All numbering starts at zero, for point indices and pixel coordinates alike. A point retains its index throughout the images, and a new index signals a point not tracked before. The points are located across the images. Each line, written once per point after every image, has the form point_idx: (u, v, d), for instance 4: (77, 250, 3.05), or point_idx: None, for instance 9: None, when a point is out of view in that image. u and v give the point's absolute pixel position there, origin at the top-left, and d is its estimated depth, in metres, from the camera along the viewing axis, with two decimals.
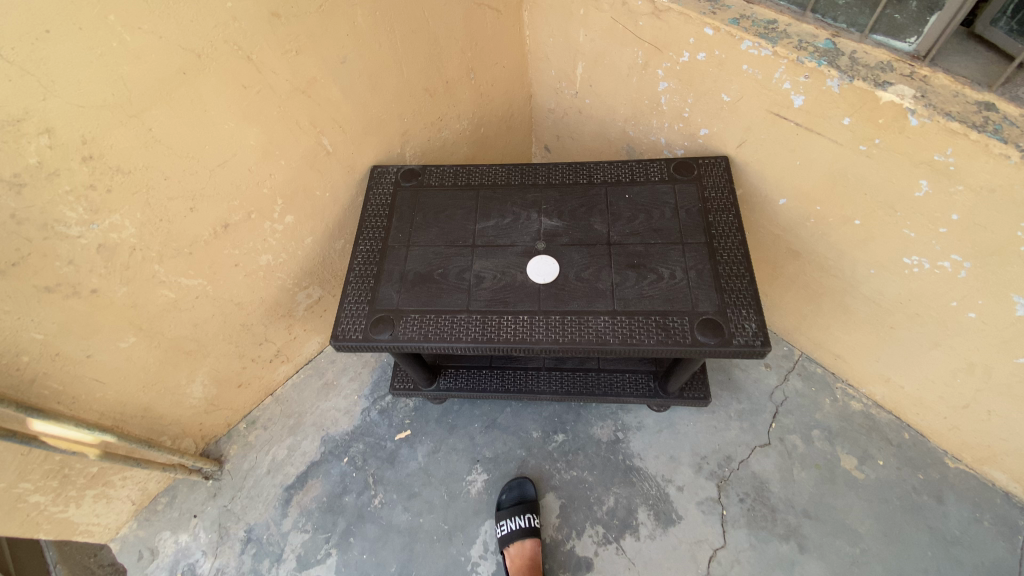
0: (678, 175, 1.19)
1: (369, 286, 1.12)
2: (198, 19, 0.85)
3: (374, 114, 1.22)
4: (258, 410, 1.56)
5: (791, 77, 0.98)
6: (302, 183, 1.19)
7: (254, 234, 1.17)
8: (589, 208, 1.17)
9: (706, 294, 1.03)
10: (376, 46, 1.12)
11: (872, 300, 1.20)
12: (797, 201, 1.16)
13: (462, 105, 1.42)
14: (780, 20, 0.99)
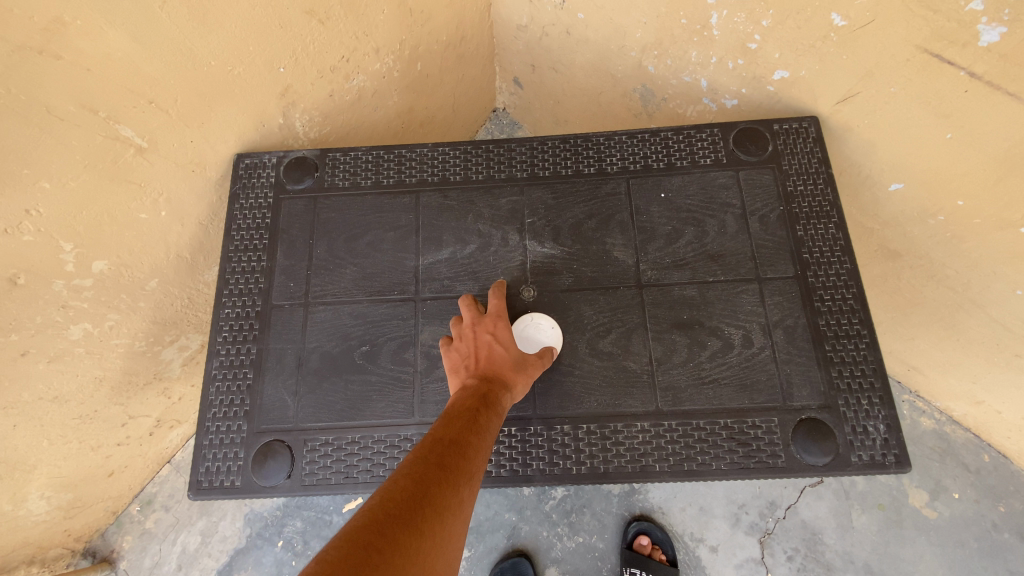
0: (743, 153, 0.73)
1: (245, 386, 0.68)
2: None
3: (214, 71, 0.69)
4: (154, 485, 1.15)
5: None
6: (107, 206, 0.68)
7: (42, 305, 0.68)
8: (602, 219, 0.72)
9: (802, 375, 0.64)
10: None
11: (1000, 322, 0.83)
12: (921, 190, 0.74)
13: (383, 31, 0.86)
14: None
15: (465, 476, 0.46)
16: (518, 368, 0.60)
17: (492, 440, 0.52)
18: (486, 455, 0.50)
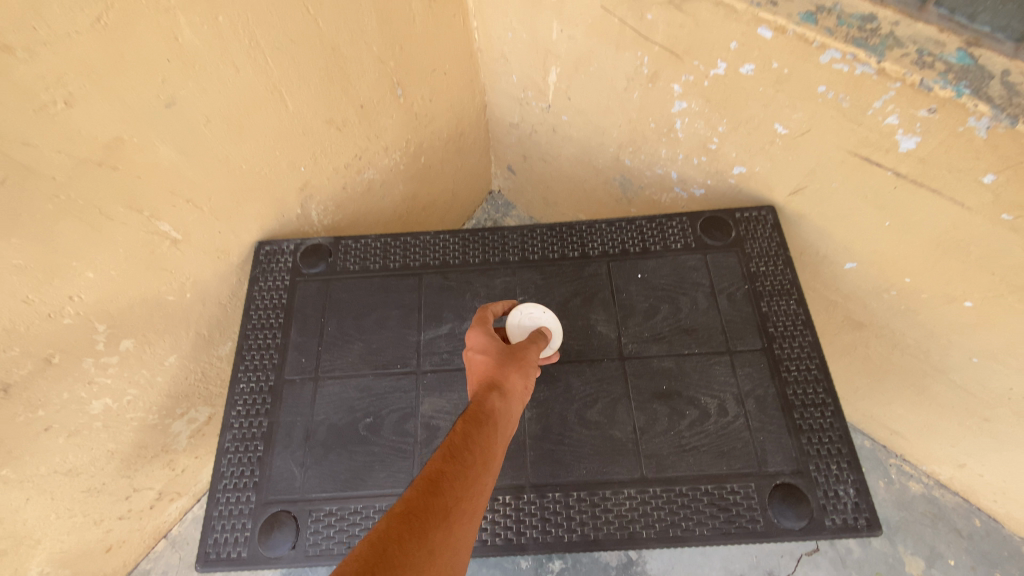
0: (709, 238, 0.82)
1: (255, 458, 0.72)
2: None
3: (243, 174, 0.79)
4: (148, 561, 1.14)
5: (903, 109, 0.63)
6: (139, 292, 0.76)
7: (70, 382, 0.74)
8: (587, 297, 0.80)
9: (775, 442, 0.69)
10: (226, 76, 0.68)
11: (964, 388, 0.89)
12: (873, 268, 0.83)
13: (390, 133, 0.98)
14: (883, 18, 0.62)
15: (439, 508, 0.44)
16: (500, 370, 0.61)
17: (477, 458, 0.51)
18: (466, 483, 0.48)
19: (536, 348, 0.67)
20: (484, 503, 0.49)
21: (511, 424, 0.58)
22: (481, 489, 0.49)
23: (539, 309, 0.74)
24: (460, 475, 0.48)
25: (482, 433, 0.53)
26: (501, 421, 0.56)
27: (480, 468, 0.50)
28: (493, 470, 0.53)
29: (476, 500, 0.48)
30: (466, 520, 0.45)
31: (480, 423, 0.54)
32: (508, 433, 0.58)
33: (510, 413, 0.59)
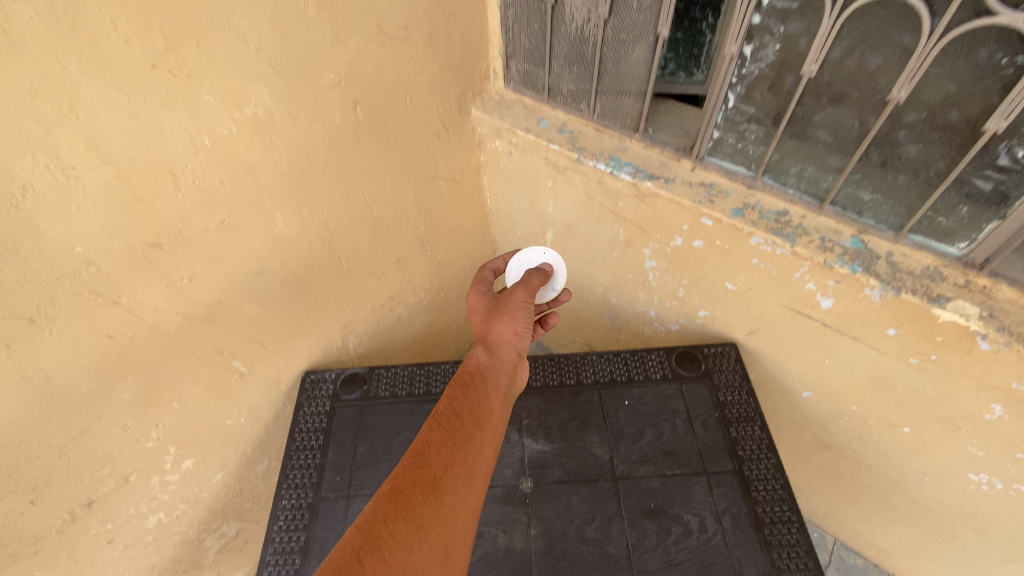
0: (683, 371, 0.98)
1: (292, 571, 0.82)
2: (29, 278, 0.60)
3: (300, 318, 0.98)
4: None
5: (817, 278, 0.82)
6: (206, 417, 0.90)
7: (136, 498, 0.86)
8: (583, 422, 0.94)
9: (749, 556, 0.79)
10: (302, 250, 0.90)
11: (927, 506, 0.99)
12: (825, 396, 0.98)
13: (417, 278, 1.21)
14: (792, 212, 0.84)
15: (421, 480, 0.55)
16: (487, 333, 0.73)
17: (464, 414, 0.62)
18: (451, 447, 0.59)
19: (524, 293, 0.78)
20: (482, 458, 0.60)
21: (507, 370, 0.70)
22: (472, 444, 0.60)
23: (538, 249, 0.90)
24: (445, 441, 0.59)
25: (467, 392, 0.65)
26: (491, 377, 0.68)
27: (467, 424, 0.61)
28: (488, 419, 0.64)
29: (467, 460, 0.59)
30: (455, 481, 0.56)
31: (467, 386, 0.66)
32: (506, 377, 0.70)
33: (502, 362, 0.71)
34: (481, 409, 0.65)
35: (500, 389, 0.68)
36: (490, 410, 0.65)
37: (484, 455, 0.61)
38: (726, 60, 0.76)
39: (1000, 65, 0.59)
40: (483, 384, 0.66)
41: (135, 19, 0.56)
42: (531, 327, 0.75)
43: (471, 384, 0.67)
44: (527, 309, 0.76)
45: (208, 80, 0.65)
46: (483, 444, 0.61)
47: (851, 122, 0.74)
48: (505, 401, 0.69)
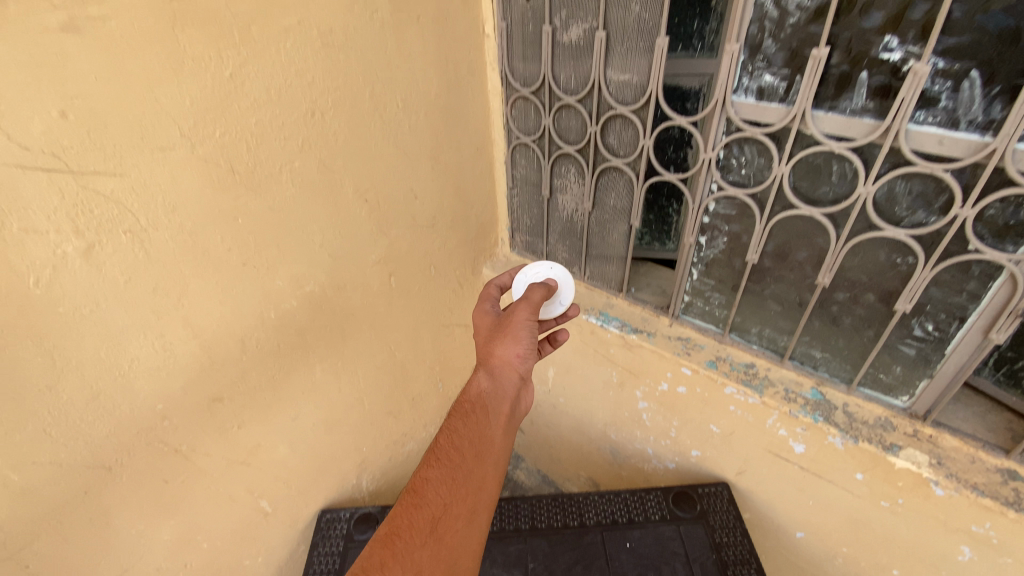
0: (680, 511, 1.04)
1: None
2: (117, 431, 0.72)
3: (325, 456, 1.08)
4: None
5: (787, 425, 0.94)
6: (230, 557, 0.96)
7: None
8: (586, 565, 0.98)
9: None
10: (333, 394, 1.04)
11: None
12: (817, 537, 1.02)
13: (429, 413, 1.34)
14: (758, 365, 0.99)
15: (416, 522, 0.60)
16: (489, 359, 0.77)
17: (461, 444, 0.67)
18: (446, 482, 0.63)
19: (526, 309, 0.83)
20: (484, 491, 0.65)
21: (510, 396, 0.74)
22: (471, 479, 0.65)
23: (546, 263, 0.98)
24: (443, 480, 0.64)
25: (467, 424, 0.69)
26: (494, 406, 0.72)
27: (468, 457, 0.66)
28: (490, 450, 0.68)
29: (467, 498, 0.63)
30: (454, 520, 0.61)
31: (469, 414, 0.71)
32: (509, 402, 0.74)
33: (505, 386, 0.75)
34: (482, 439, 0.69)
35: (503, 414, 0.72)
36: (492, 438, 0.69)
37: (487, 487, 0.65)
38: (687, 246, 0.97)
39: (896, 263, 0.76)
40: (484, 411, 0.71)
41: (236, 234, 0.77)
42: (534, 343, 0.80)
43: (472, 413, 0.71)
44: (530, 328, 0.81)
45: (281, 269, 0.85)
46: (484, 473, 0.66)
47: (790, 296, 0.90)
48: (511, 425, 0.74)
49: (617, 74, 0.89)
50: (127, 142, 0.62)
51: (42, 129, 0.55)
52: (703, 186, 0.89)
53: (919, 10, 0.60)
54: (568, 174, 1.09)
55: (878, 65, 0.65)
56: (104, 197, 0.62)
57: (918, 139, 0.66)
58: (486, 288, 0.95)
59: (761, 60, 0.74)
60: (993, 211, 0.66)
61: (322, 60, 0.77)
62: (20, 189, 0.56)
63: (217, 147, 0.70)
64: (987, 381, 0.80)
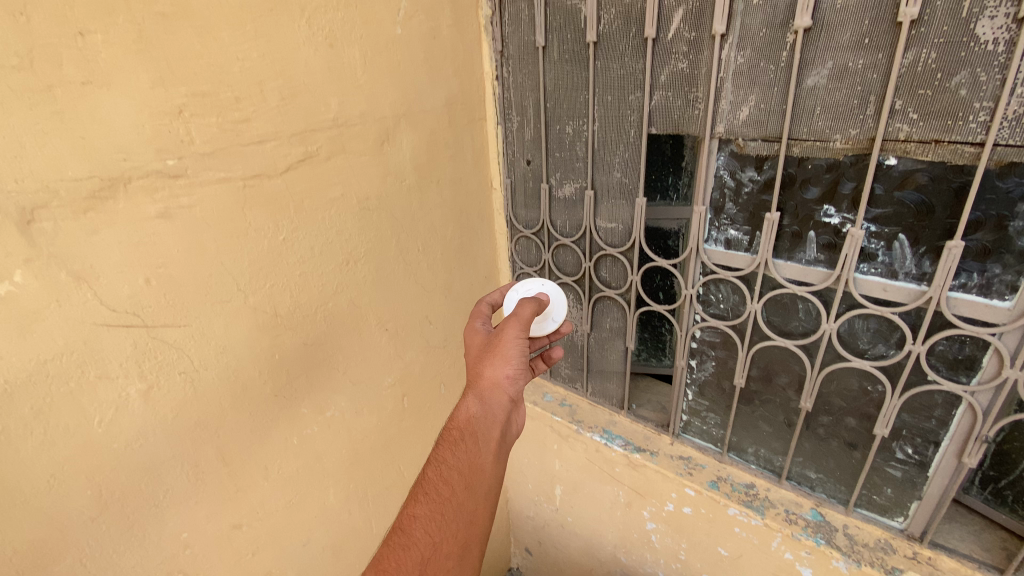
0: None
1: None
2: (143, 561, 0.75)
3: None
4: None
5: (792, 548, 0.96)
6: None
7: None
8: None
9: None
10: (344, 516, 1.07)
11: None
12: None
13: None
14: (757, 484, 1.02)
15: (405, 563, 0.63)
16: (479, 382, 0.80)
17: (449, 472, 0.71)
18: (434, 518, 0.67)
19: (515, 327, 0.84)
20: (474, 524, 0.70)
21: (499, 420, 0.79)
22: (461, 513, 0.69)
23: (536, 281, 1.00)
24: (431, 517, 0.67)
25: (456, 455, 0.73)
26: (483, 433, 0.76)
27: (457, 491, 0.70)
28: (479, 479, 0.73)
29: (455, 534, 0.68)
30: (444, 559, 0.65)
31: (458, 441, 0.75)
32: (497, 427, 0.79)
33: (495, 411, 0.79)
34: (471, 468, 0.73)
35: (492, 440, 0.77)
36: (482, 467, 0.74)
37: (476, 520, 0.70)
38: (679, 369, 1.05)
39: (867, 389, 0.84)
40: (473, 439, 0.75)
41: (273, 369, 0.86)
42: (523, 356, 0.83)
43: (461, 440, 0.75)
44: (519, 343, 0.83)
45: (307, 398, 0.93)
46: (474, 506, 0.71)
47: (778, 417, 0.97)
48: (501, 448, 0.78)
49: (605, 222, 1.03)
50: (193, 298, 0.73)
51: (129, 294, 0.67)
52: (688, 316, 0.99)
53: (847, 187, 0.74)
54: (568, 300, 1.20)
55: (822, 226, 0.78)
56: (168, 345, 0.72)
57: (866, 286, 0.77)
58: (478, 306, 0.98)
59: (725, 218, 0.88)
60: (942, 347, 0.75)
61: (357, 218, 0.92)
62: (102, 344, 0.66)
63: (265, 296, 0.82)
64: (976, 499, 0.83)
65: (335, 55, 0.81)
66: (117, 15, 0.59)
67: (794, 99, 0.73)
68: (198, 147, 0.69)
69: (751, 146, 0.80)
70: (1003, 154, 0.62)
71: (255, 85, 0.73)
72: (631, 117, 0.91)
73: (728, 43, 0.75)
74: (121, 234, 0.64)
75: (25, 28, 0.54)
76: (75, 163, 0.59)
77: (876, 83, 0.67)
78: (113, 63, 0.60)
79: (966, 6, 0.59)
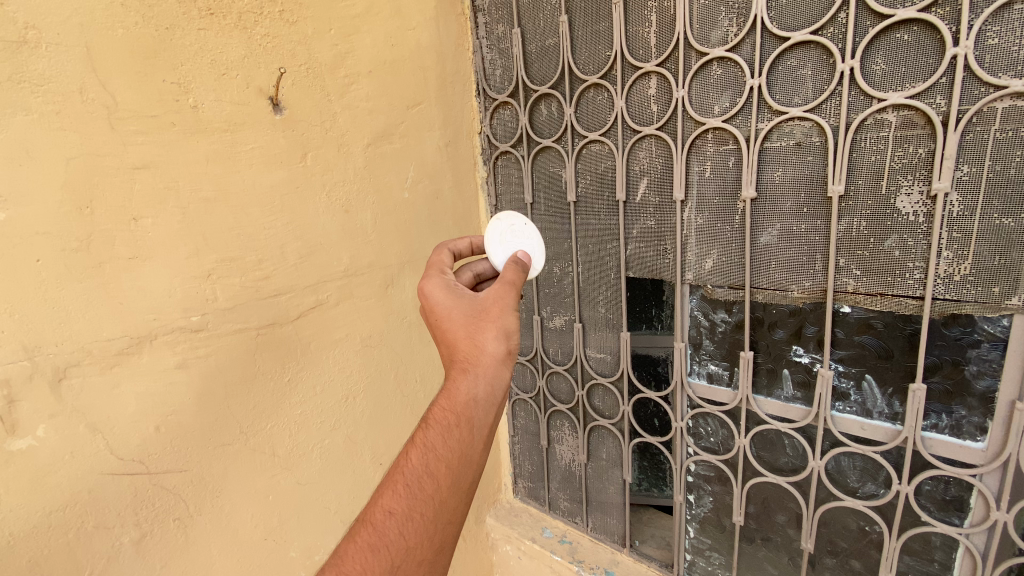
0: None
1: None
2: None
3: None
4: None
5: None
6: None
7: None
8: None
9: None
10: None
11: None
12: None
13: None
14: None
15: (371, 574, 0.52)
16: (478, 359, 0.65)
17: (432, 460, 0.59)
18: (412, 511, 0.56)
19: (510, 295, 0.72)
20: (452, 526, 0.60)
21: (498, 403, 0.65)
22: (443, 512, 0.58)
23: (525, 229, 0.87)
24: (409, 517, 0.56)
25: (448, 444, 0.60)
26: (479, 421, 0.63)
27: (444, 487, 0.58)
28: (466, 469, 0.61)
29: (433, 537, 0.57)
30: (415, 567, 0.55)
31: (451, 420, 0.62)
32: (496, 412, 0.65)
33: (496, 391, 0.65)
34: (464, 456, 0.61)
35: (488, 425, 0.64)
36: (473, 455, 0.62)
37: (454, 520, 0.60)
38: (677, 504, 1.03)
39: (866, 529, 0.83)
40: (466, 426, 0.62)
41: (264, 511, 0.87)
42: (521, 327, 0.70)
43: (456, 423, 0.62)
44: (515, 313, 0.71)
45: (296, 541, 0.92)
46: (456, 503, 0.60)
47: (783, 558, 0.94)
48: (492, 435, 0.66)
49: (595, 352, 1.09)
50: (198, 443, 0.76)
51: (139, 442, 0.70)
52: (681, 449, 1.00)
53: (811, 330, 0.81)
54: (563, 427, 1.21)
55: (794, 364, 0.84)
56: (167, 491, 0.74)
57: (844, 423, 0.80)
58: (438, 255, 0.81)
59: (704, 353, 0.93)
60: (930, 486, 0.75)
61: (358, 357, 0.99)
62: (104, 494, 0.67)
63: (266, 437, 0.85)
64: None
65: (349, 219, 0.93)
66: (167, 202, 0.70)
67: (751, 255, 0.82)
68: (220, 304, 0.77)
69: (719, 292, 0.88)
70: (943, 307, 0.69)
71: (276, 248, 0.83)
72: (611, 263, 1.00)
73: (689, 207, 0.87)
74: (140, 386, 0.70)
75: (88, 218, 0.64)
76: (109, 326, 0.67)
77: (820, 243, 0.76)
78: (157, 241, 0.70)
79: (883, 186, 0.69)
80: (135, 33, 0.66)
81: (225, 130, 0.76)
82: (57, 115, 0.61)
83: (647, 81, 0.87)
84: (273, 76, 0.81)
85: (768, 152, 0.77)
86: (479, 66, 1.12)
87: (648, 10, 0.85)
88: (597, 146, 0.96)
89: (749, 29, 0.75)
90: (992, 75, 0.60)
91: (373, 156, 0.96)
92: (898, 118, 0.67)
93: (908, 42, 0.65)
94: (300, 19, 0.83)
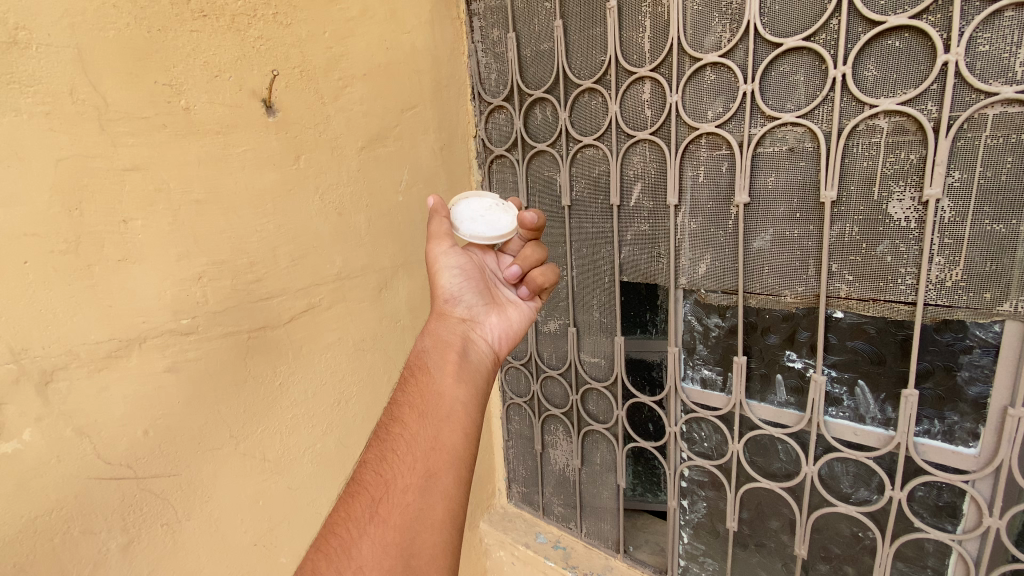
0: None
1: None
2: None
3: None
4: None
5: None
6: None
7: None
8: None
9: None
10: None
11: None
12: None
13: None
14: None
15: (356, 514, 0.56)
16: (427, 324, 0.80)
17: (400, 404, 0.67)
18: (387, 452, 0.61)
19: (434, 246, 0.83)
20: (439, 450, 0.62)
21: (453, 344, 0.76)
22: (417, 443, 0.62)
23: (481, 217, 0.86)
24: (381, 459, 0.60)
25: (407, 393, 0.68)
26: (435, 362, 0.73)
27: (412, 424, 0.64)
28: (433, 403, 0.66)
29: (415, 467, 0.59)
30: (399, 494, 0.57)
31: (416, 370, 0.72)
32: (452, 351, 0.75)
33: (446, 337, 0.77)
34: (430, 395, 0.68)
35: (446, 363, 0.73)
36: (438, 392, 0.68)
37: (440, 447, 0.62)
38: (671, 509, 1.03)
39: (860, 535, 0.83)
40: (423, 367, 0.72)
41: (254, 516, 0.86)
42: (459, 269, 0.83)
43: (416, 370, 0.72)
44: (453, 254, 0.82)
45: (286, 546, 0.91)
46: (433, 432, 0.63)
47: (776, 564, 0.93)
48: (462, 367, 0.73)
49: (589, 356, 1.08)
50: (187, 447, 0.75)
51: (127, 446, 0.69)
52: (675, 454, 1.00)
53: (804, 335, 0.81)
54: (557, 431, 1.21)
55: (788, 370, 0.84)
56: (155, 496, 0.73)
57: (837, 429, 0.80)
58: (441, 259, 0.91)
59: (697, 358, 0.93)
60: (923, 492, 0.75)
61: (351, 362, 0.98)
62: (91, 498, 0.67)
63: (256, 441, 0.84)
64: None
65: (342, 222, 0.93)
66: (157, 205, 0.70)
67: (745, 259, 0.82)
68: (211, 307, 0.77)
69: (713, 297, 0.88)
70: (935, 312, 0.69)
71: (268, 251, 0.83)
72: (605, 267, 1.00)
73: (682, 211, 0.87)
74: (128, 389, 0.69)
75: (78, 220, 0.64)
76: (96, 329, 0.66)
77: (812, 249, 0.76)
78: (147, 243, 0.69)
79: (875, 191, 0.70)
80: (127, 35, 0.66)
81: (217, 132, 0.76)
82: (47, 115, 0.61)
83: (641, 86, 0.87)
84: (266, 79, 0.80)
85: (761, 157, 0.77)
86: (474, 70, 1.12)
87: (642, 15, 0.85)
88: (591, 150, 0.96)
89: (742, 35, 0.75)
90: (984, 82, 0.61)
91: (367, 160, 0.96)
92: (890, 124, 0.67)
93: (900, 49, 0.65)
94: (293, 22, 0.83)
